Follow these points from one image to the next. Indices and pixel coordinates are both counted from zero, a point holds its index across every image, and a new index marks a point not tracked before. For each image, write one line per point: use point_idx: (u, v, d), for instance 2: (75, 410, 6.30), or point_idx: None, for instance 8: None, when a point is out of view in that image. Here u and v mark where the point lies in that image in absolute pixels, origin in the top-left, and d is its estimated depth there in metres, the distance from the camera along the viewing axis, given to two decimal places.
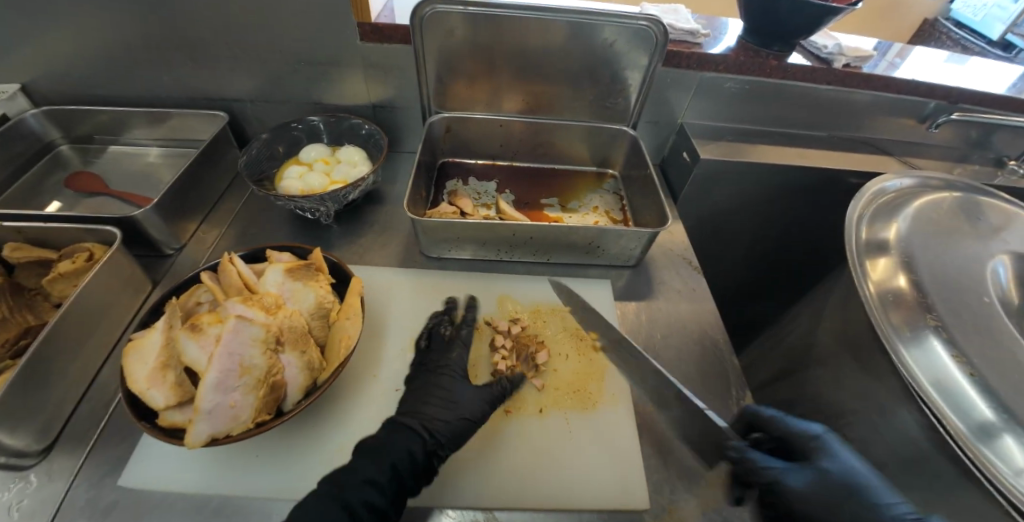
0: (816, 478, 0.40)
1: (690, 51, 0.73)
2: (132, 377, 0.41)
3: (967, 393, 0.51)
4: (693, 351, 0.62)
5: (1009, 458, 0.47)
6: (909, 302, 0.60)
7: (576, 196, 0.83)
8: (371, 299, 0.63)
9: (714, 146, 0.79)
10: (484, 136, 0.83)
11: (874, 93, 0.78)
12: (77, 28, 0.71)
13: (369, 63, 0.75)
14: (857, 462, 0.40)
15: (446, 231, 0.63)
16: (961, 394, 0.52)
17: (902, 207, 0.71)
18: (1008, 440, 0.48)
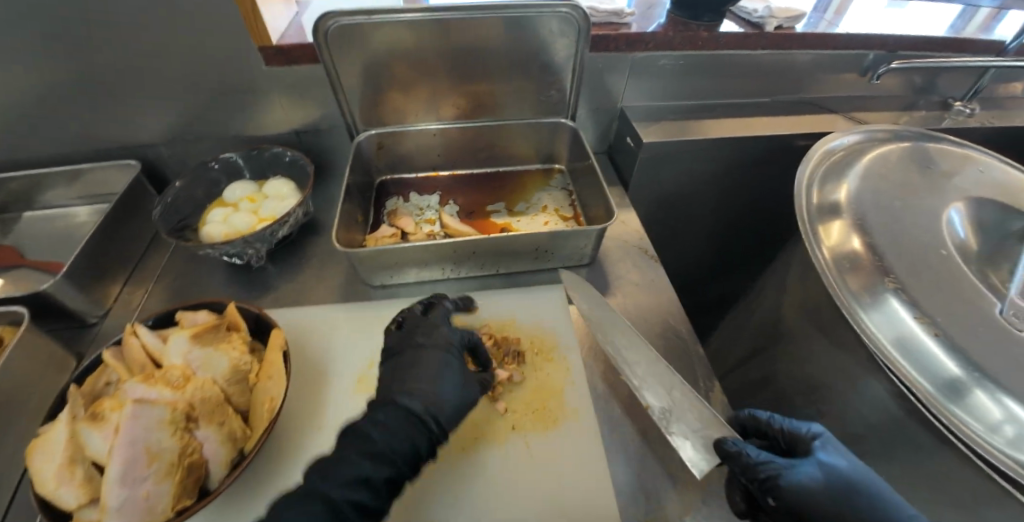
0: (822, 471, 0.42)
1: (618, 33, 0.69)
2: (38, 479, 0.38)
3: (932, 352, 0.50)
4: (655, 346, 0.59)
5: (977, 413, 0.47)
6: (866, 266, 0.58)
7: (523, 197, 0.79)
8: (312, 341, 0.59)
9: (657, 128, 0.76)
10: (420, 148, 0.80)
11: (810, 52, 0.76)
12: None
13: (287, 86, 0.71)
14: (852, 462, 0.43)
15: (383, 260, 0.59)
16: (925, 353, 0.50)
17: (851, 164, 0.69)
18: (978, 395, 0.47)
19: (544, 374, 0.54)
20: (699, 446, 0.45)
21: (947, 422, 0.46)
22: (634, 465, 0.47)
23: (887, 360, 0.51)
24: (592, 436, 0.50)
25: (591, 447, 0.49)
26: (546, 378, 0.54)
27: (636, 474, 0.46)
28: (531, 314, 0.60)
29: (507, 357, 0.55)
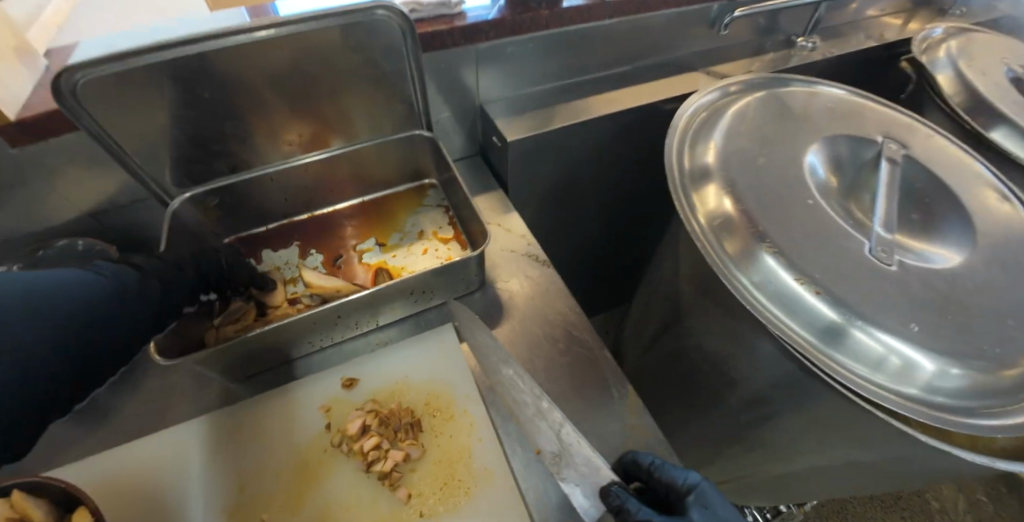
0: None
1: (450, 26, 0.61)
2: None
3: (809, 300, 0.50)
4: (560, 364, 0.55)
5: (856, 352, 0.49)
6: (740, 227, 0.56)
7: (395, 227, 0.73)
8: (158, 483, 0.47)
9: (522, 121, 0.71)
10: (258, 196, 0.67)
11: (657, 13, 0.74)
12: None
13: (52, 161, 0.55)
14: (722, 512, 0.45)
15: (222, 360, 0.47)
16: (802, 303, 0.51)
17: (716, 122, 0.68)
18: (852, 333, 0.49)
19: (445, 438, 0.48)
20: (592, 494, 0.41)
21: (830, 371, 0.48)
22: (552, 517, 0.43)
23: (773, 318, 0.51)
24: (509, 492, 0.45)
25: (510, 507, 0.44)
26: (448, 442, 0.48)
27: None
28: (424, 371, 0.53)
29: (400, 433, 0.48)
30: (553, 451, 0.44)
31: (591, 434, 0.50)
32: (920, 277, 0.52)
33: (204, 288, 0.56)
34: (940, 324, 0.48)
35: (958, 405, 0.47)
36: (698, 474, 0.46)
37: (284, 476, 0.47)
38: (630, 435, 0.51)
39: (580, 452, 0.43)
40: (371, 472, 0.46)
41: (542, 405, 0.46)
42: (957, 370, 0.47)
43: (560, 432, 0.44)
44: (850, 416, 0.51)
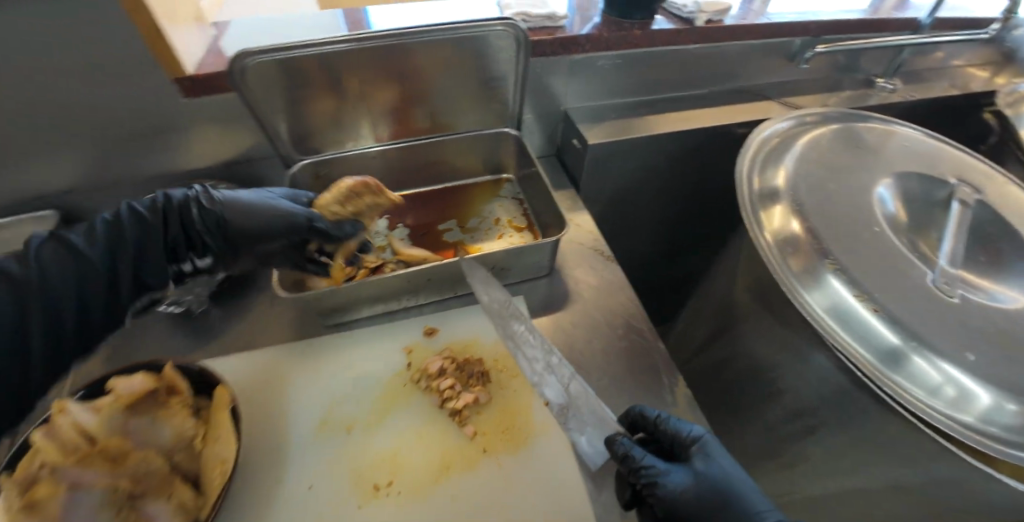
0: (694, 480, 0.44)
1: (553, 36, 0.69)
2: None
3: (868, 320, 0.53)
4: (618, 347, 0.61)
5: (917, 378, 0.50)
6: (805, 247, 0.60)
7: (474, 212, 0.79)
8: (261, 391, 0.54)
9: (601, 127, 0.77)
10: (362, 171, 0.77)
11: (740, 42, 0.79)
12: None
13: (212, 116, 0.67)
14: (729, 464, 0.45)
15: (332, 299, 0.56)
16: (866, 324, 0.53)
17: (788, 148, 0.72)
18: (917, 362, 0.50)
19: (510, 392, 0.54)
20: (596, 440, 0.48)
21: (890, 388, 0.49)
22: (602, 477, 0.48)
23: (830, 332, 0.54)
24: (563, 447, 0.50)
25: (562, 461, 0.49)
26: (512, 396, 0.54)
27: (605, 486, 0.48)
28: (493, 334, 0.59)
29: (471, 379, 0.54)
30: (559, 403, 0.50)
31: None
32: (981, 311, 0.54)
33: (204, 253, 0.55)
34: (998, 358, 0.49)
35: (1012, 439, 0.47)
36: (700, 427, 0.47)
37: (367, 402, 0.53)
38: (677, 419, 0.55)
39: (587, 404, 0.50)
40: (444, 407, 0.52)
41: (551, 359, 0.53)
42: (1013, 406, 0.48)
43: (568, 385, 0.50)
44: (894, 434, 0.53)
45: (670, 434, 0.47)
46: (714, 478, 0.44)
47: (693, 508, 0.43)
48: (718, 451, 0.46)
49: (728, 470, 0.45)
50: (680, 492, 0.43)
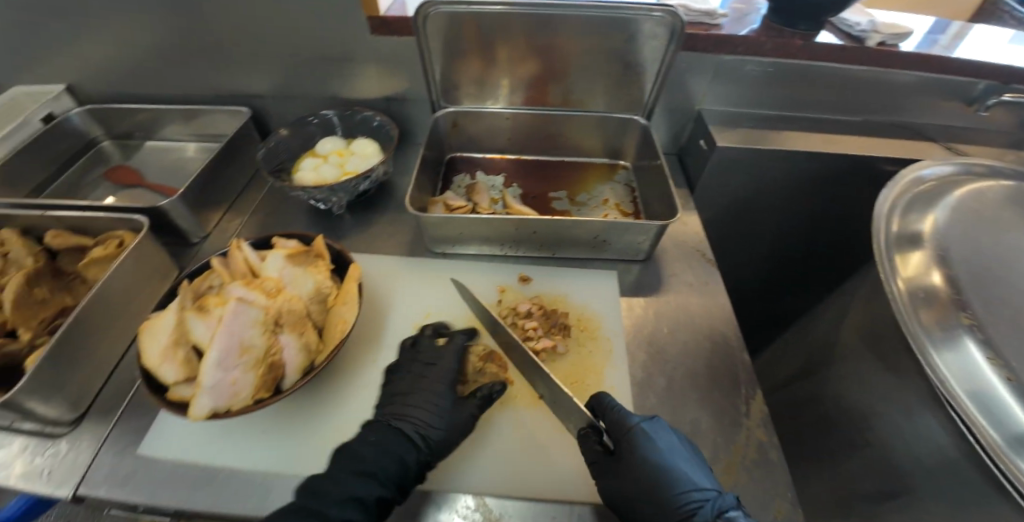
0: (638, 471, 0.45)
1: (707, 32, 0.69)
2: (145, 353, 0.44)
3: (1006, 401, 0.48)
4: (701, 346, 0.60)
5: None
6: (944, 303, 0.56)
7: (585, 189, 0.82)
8: (380, 287, 0.64)
9: (735, 133, 0.76)
10: (493, 130, 0.84)
11: (913, 73, 0.72)
12: (104, 33, 0.77)
13: (382, 55, 0.76)
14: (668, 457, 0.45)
15: (447, 227, 0.63)
16: (997, 400, 0.48)
17: (941, 198, 0.65)
18: None
19: (586, 352, 0.58)
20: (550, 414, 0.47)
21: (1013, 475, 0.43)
22: None
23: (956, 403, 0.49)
24: None
25: None
26: (587, 355, 0.57)
27: None
28: (583, 295, 0.63)
29: (553, 328, 0.58)
30: None
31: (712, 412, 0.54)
32: None
33: None
34: None
35: None
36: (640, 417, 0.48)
37: (459, 319, 0.61)
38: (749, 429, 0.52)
39: None
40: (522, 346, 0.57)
41: None
42: None
43: None
44: None
45: (611, 416, 0.49)
46: (653, 461, 0.45)
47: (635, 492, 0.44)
48: (663, 432, 0.47)
49: (672, 453, 0.45)
50: (624, 476, 0.45)
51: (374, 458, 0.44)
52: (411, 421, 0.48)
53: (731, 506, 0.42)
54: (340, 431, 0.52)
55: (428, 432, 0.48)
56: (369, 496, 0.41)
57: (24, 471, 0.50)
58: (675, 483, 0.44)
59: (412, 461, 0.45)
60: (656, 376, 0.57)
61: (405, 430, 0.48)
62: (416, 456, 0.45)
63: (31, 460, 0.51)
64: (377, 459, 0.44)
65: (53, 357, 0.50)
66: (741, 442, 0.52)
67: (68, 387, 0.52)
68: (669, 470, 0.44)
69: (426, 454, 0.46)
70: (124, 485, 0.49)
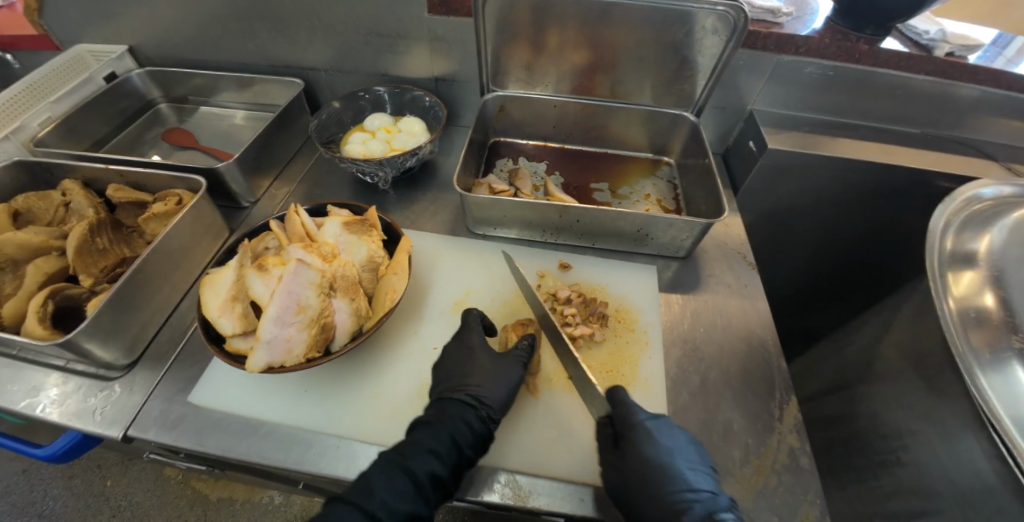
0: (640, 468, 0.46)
1: (769, 30, 0.68)
2: (206, 305, 0.46)
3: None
4: (737, 348, 0.59)
5: None
6: (995, 324, 0.55)
7: (627, 182, 0.82)
8: (424, 264, 0.65)
9: (785, 136, 0.75)
10: (538, 117, 0.84)
11: (980, 87, 0.70)
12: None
13: (435, 35, 0.77)
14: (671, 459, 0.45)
15: (493, 209, 0.64)
16: None
17: (1001, 216, 0.62)
18: None
19: (622, 343, 0.59)
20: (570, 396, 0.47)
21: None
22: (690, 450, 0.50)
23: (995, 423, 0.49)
24: (658, 406, 0.54)
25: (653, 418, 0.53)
26: (623, 346, 0.58)
27: None
28: (620, 287, 0.64)
29: (591, 317, 0.59)
30: None
31: (745, 413, 0.53)
32: None
33: None
34: None
35: None
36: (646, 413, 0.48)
37: (498, 300, 0.62)
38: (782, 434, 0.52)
39: None
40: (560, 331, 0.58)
41: None
42: None
43: None
44: None
45: (619, 408, 0.49)
46: (656, 456, 0.45)
47: (633, 484, 0.45)
48: (669, 432, 0.47)
49: (674, 453, 0.45)
50: (627, 469, 0.45)
51: (440, 425, 0.48)
52: (465, 388, 0.51)
53: (723, 507, 0.43)
54: (379, 397, 0.54)
55: (481, 396, 0.50)
56: (439, 459, 0.44)
57: (79, 408, 0.53)
58: (673, 481, 0.45)
59: (473, 420, 0.48)
60: (690, 372, 0.57)
61: (458, 398, 0.50)
62: (477, 416, 0.49)
63: (86, 399, 0.54)
64: (443, 425, 0.47)
65: (114, 303, 0.52)
66: (773, 446, 0.51)
67: (127, 332, 0.55)
68: (670, 469, 0.45)
69: (487, 415, 0.49)
70: (172, 429, 0.51)
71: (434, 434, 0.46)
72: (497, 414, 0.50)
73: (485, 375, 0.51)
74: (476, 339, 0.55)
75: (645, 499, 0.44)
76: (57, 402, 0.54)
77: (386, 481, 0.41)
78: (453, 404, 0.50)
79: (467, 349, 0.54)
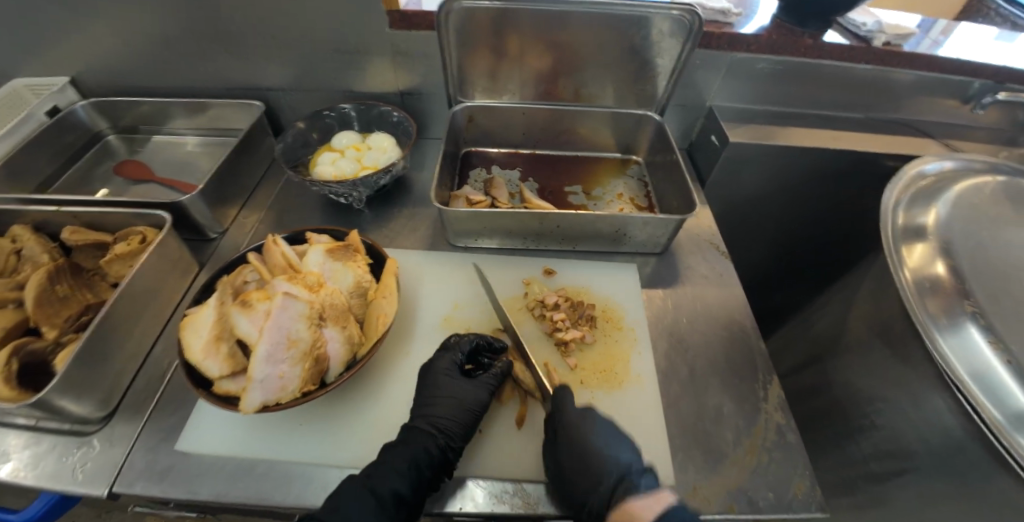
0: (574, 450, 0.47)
1: (722, 31, 0.71)
2: (188, 348, 0.44)
3: (1006, 382, 0.51)
4: (719, 335, 0.62)
5: None
6: (947, 290, 0.60)
7: (600, 183, 0.84)
8: (407, 282, 0.65)
9: (744, 129, 0.79)
10: (508, 125, 0.85)
11: (918, 73, 0.76)
12: (111, 23, 0.75)
13: (399, 49, 0.76)
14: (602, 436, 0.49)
15: (472, 221, 0.64)
16: (996, 380, 0.52)
17: (941, 192, 0.68)
18: None
19: (613, 342, 0.60)
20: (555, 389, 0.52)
21: (1011, 447, 0.48)
22: (686, 439, 0.53)
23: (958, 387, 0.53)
24: (653, 400, 0.56)
25: (650, 411, 0.55)
26: (613, 345, 0.60)
27: (686, 448, 0.52)
28: (605, 287, 0.66)
29: (580, 319, 0.61)
30: None
31: (733, 396, 0.56)
32: None
33: None
34: None
35: None
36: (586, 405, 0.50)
37: (486, 311, 0.63)
38: (770, 415, 0.55)
39: None
40: (552, 336, 0.59)
41: None
42: None
43: None
44: (1000, 495, 0.50)
45: (559, 403, 0.50)
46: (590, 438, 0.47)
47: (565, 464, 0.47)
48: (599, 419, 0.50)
49: (602, 431, 0.49)
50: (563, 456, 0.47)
51: (405, 447, 0.47)
52: (429, 415, 0.50)
53: (643, 472, 0.47)
54: (378, 421, 0.53)
55: (442, 424, 0.49)
56: (402, 478, 0.44)
57: (54, 469, 0.50)
58: (603, 462, 0.47)
59: (433, 446, 0.47)
60: (678, 363, 0.59)
61: (421, 428, 0.49)
62: (437, 445, 0.47)
63: (61, 459, 0.51)
64: (408, 446, 0.47)
65: (84, 354, 0.49)
66: (762, 425, 0.54)
67: (99, 384, 0.52)
68: (600, 449, 0.48)
69: (447, 441, 0.48)
70: (160, 481, 0.49)
71: (400, 453, 0.46)
72: (457, 438, 0.49)
73: (447, 404, 0.50)
74: (443, 364, 0.54)
75: (579, 474, 0.46)
76: (30, 464, 0.50)
77: (355, 496, 0.42)
78: (415, 431, 0.49)
79: (434, 376, 0.53)
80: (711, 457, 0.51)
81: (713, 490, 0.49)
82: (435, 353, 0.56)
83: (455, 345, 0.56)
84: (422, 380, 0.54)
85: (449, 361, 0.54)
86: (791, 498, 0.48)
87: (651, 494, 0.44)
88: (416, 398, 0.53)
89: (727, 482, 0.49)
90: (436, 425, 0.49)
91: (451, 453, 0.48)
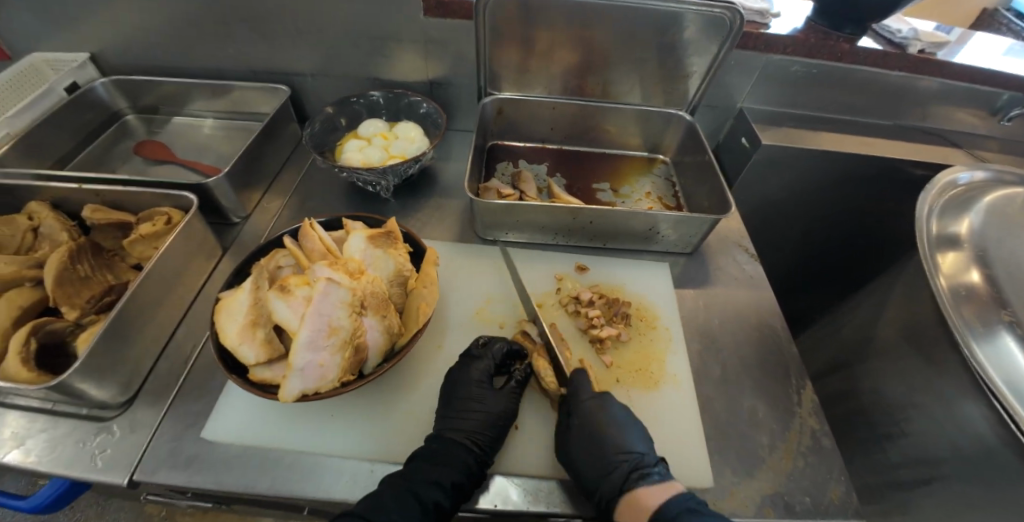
0: (588, 431, 0.47)
1: (759, 31, 0.71)
2: (223, 332, 0.42)
3: None
4: (751, 337, 0.61)
5: None
6: (983, 298, 0.59)
7: (627, 181, 0.83)
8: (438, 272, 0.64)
9: (775, 131, 0.78)
10: (536, 120, 0.84)
11: (942, 80, 0.75)
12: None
13: (430, 38, 0.75)
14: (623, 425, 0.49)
15: (505, 214, 0.63)
16: None
17: (973, 201, 0.68)
18: None
19: (647, 340, 0.60)
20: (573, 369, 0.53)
21: None
22: (722, 442, 0.52)
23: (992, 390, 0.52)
24: (689, 401, 0.55)
25: (687, 412, 0.54)
26: (648, 344, 0.60)
27: (722, 450, 0.51)
28: (638, 286, 0.65)
29: (615, 317, 0.60)
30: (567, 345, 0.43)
31: (767, 399, 0.55)
32: None
33: None
34: None
35: None
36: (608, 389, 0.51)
37: (518, 306, 0.62)
38: (805, 419, 0.54)
39: None
40: (587, 333, 0.58)
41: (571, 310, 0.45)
42: None
43: None
44: None
45: (577, 387, 0.51)
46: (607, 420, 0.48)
47: (580, 448, 0.47)
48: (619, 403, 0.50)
49: (620, 420, 0.49)
50: (576, 434, 0.47)
51: (442, 458, 0.45)
52: (463, 427, 0.47)
53: (651, 462, 0.47)
54: (410, 415, 0.52)
55: (479, 437, 0.47)
56: (445, 491, 0.42)
57: (73, 455, 0.48)
58: (617, 448, 0.47)
59: (472, 463, 0.45)
60: (712, 364, 0.59)
61: (457, 439, 0.47)
62: (475, 459, 0.46)
63: (80, 445, 0.49)
64: (447, 455, 0.45)
65: (109, 335, 0.48)
66: (797, 429, 0.53)
67: (122, 368, 0.51)
68: (615, 435, 0.48)
69: (482, 454, 0.47)
70: (184, 469, 0.47)
71: (440, 465, 0.44)
72: (491, 452, 0.48)
73: (482, 416, 0.48)
74: (476, 373, 0.51)
75: (589, 456, 0.46)
76: (48, 449, 0.48)
77: (397, 505, 0.40)
78: (450, 443, 0.46)
79: (466, 386, 0.51)
80: (748, 460, 0.50)
81: (752, 494, 0.48)
82: (461, 360, 0.54)
83: (487, 354, 0.53)
84: (450, 388, 0.51)
85: (481, 370, 0.52)
86: (828, 504, 0.48)
87: (660, 483, 0.45)
88: (443, 410, 0.50)
89: (764, 487, 0.48)
90: (473, 439, 0.47)
91: (486, 467, 0.47)
